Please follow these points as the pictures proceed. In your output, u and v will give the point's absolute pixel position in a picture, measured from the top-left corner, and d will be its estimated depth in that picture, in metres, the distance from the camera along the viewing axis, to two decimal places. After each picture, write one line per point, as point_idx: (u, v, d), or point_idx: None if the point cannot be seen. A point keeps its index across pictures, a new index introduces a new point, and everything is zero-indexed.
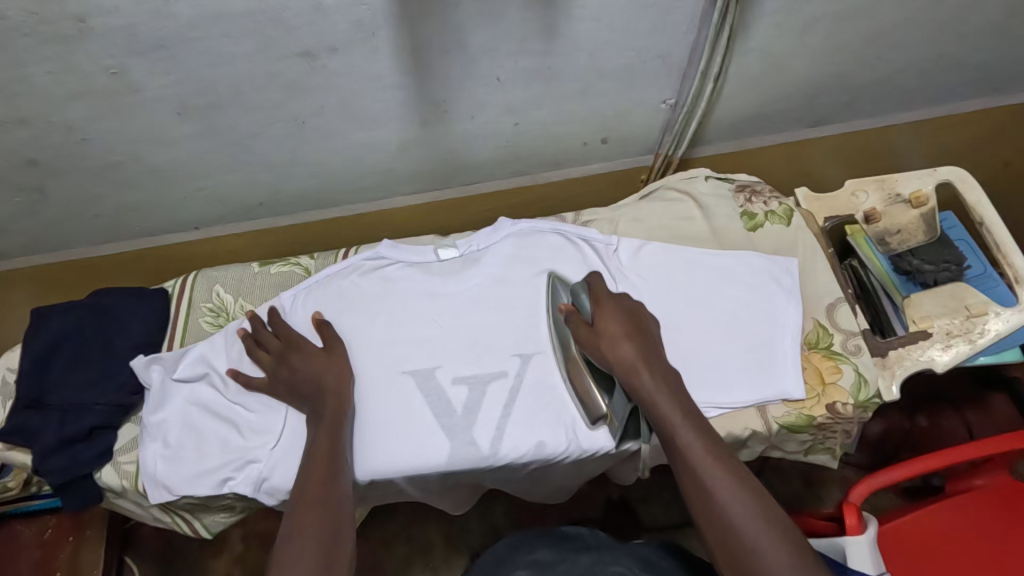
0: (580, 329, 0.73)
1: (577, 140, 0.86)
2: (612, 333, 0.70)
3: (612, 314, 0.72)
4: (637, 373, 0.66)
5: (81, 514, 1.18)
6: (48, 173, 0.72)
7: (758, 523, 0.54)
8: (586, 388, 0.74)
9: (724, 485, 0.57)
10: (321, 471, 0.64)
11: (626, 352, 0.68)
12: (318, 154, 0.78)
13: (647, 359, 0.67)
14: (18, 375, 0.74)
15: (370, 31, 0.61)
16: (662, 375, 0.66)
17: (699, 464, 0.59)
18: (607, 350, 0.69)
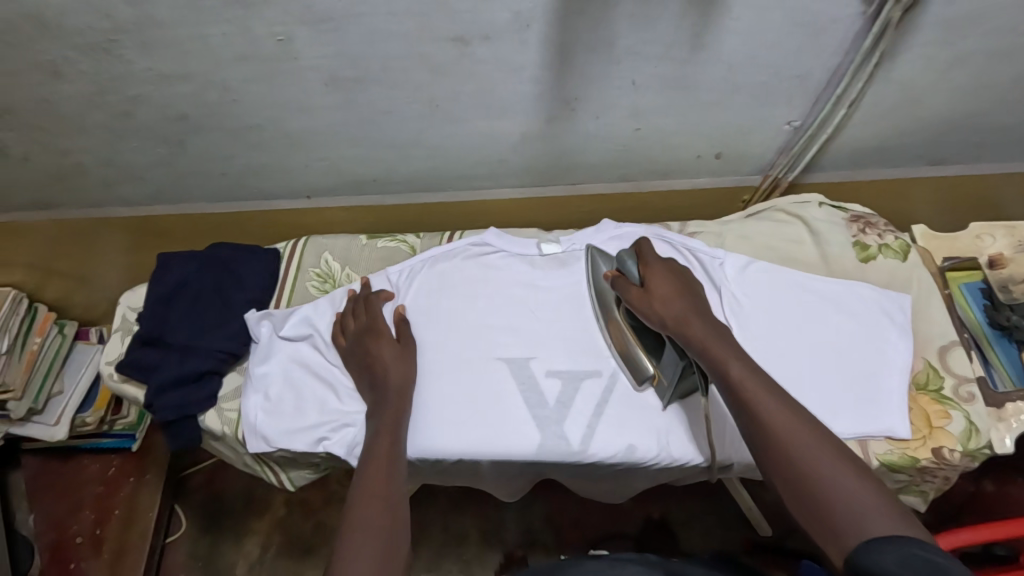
0: (628, 294, 0.71)
1: (692, 153, 0.86)
2: (660, 290, 0.68)
3: (662, 273, 0.70)
4: (688, 326, 0.65)
5: (144, 459, 1.44)
6: (192, 129, 0.75)
7: (821, 451, 0.51)
8: (634, 355, 0.75)
9: (785, 417, 0.54)
10: (378, 474, 0.64)
11: (677, 307, 0.66)
12: (442, 139, 0.79)
13: (698, 312, 0.66)
14: (142, 314, 0.79)
15: (526, 23, 0.62)
16: (711, 326, 0.64)
17: (758, 400, 0.56)
18: (655, 308, 0.68)
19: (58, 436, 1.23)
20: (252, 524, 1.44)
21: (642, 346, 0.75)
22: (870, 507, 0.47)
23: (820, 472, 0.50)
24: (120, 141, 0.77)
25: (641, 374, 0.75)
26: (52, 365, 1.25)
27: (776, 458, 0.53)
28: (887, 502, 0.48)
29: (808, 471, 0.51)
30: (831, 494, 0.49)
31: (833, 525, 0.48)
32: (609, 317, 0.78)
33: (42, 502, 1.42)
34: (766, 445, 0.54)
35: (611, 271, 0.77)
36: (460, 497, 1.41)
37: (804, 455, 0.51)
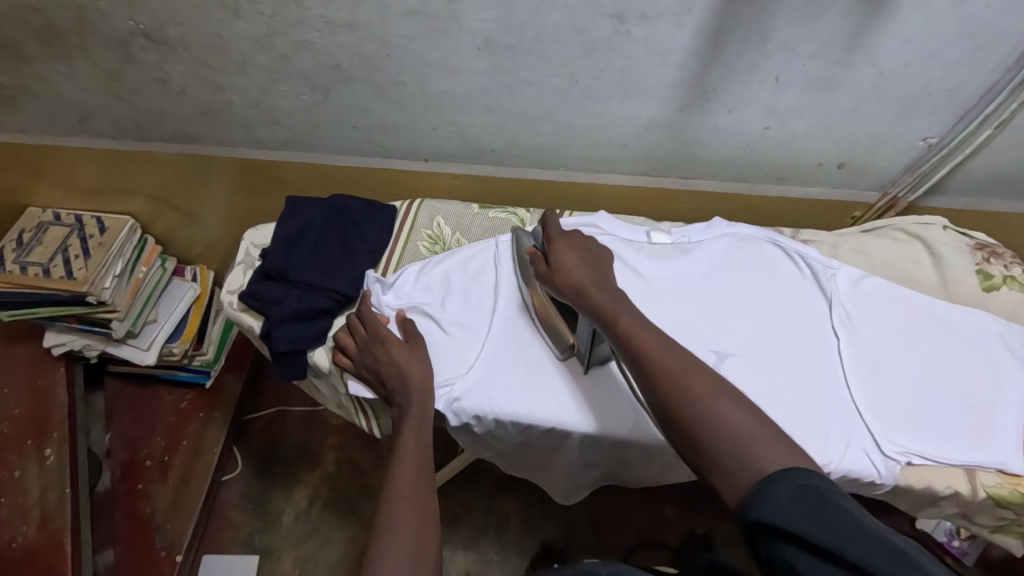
0: (540, 269, 0.73)
1: (814, 160, 0.85)
2: (565, 265, 0.70)
3: (569, 248, 0.72)
4: (587, 296, 0.66)
5: (215, 398, 1.48)
6: (342, 78, 0.79)
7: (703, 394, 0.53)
8: (551, 324, 0.76)
9: (668, 361, 0.56)
10: (412, 459, 0.66)
11: (579, 279, 0.68)
12: (571, 116, 0.81)
13: (597, 283, 0.67)
14: (268, 250, 0.84)
15: (687, 6, 0.63)
16: (609, 292, 0.66)
17: (651, 357, 0.57)
18: (557, 278, 0.70)
19: (147, 361, 1.29)
20: (303, 475, 1.49)
21: (558, 316, 0.76)
22: (757, 439, 0.50)
23: (709, 414, 0.52)
24: (273, 84, 0.82)
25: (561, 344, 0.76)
26: (151, 296, 1.30)
27: (671, 409, 0.54)
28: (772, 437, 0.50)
29: (698, 416, 0.52)
30: (722, 433, 0.50)
31: (726, 469, 0.49)
32: (531, 286, 0.79)
33: (119, 423, 1.45)
34: (660, 401, 0.55)
35: (529, 249, 0.78)
36: (506, 480, 1.43)
37: (698, 402, 0.53)
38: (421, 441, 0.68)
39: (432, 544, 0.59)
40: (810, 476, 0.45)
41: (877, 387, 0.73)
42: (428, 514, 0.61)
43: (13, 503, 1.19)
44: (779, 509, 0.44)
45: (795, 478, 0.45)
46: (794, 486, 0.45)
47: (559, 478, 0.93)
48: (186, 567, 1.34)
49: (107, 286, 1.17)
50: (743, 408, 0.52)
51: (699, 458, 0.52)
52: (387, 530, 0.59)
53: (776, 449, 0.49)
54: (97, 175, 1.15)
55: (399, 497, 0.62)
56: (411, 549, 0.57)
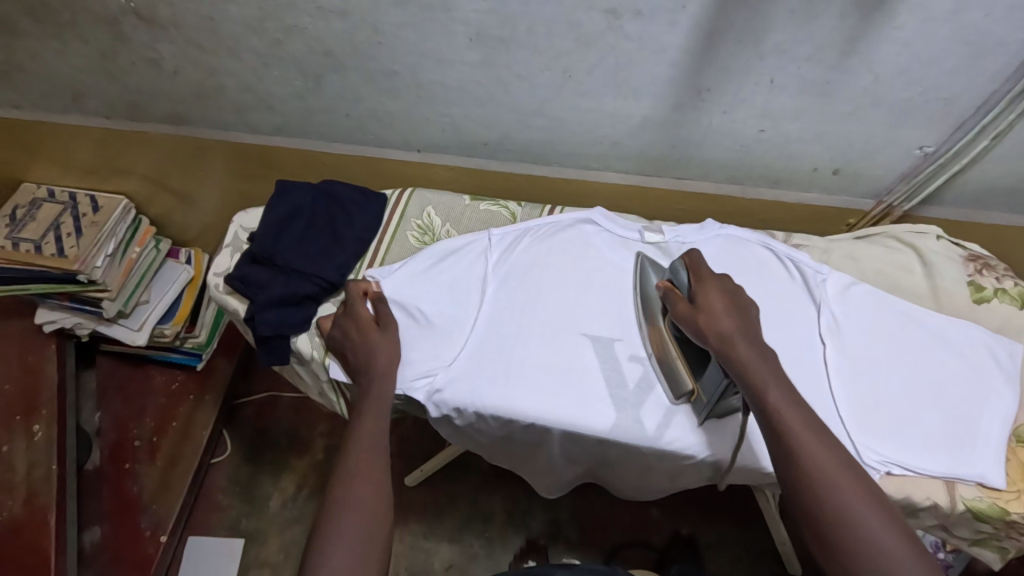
0: (679, 306, 0.70)
1: (810, 165, 0.84)
2: (712, 305, 0.67)
3: (718, 290, 0.69)
4: (733, 345, 0.63)
5: (206, 380, 1.48)
6: (334, 65, 0.79)
7: (861, 505, 0.52)
8: (672, 366, 0.73)
9: (825, 456, 0.55)
10: (369, 435, 0.66)
11: (726, 327, 0.65)
12: (564, 112, 0.81)
13: (745, 335, 0.64)
14: (256, 233, 0.83)
15: (682, 4, 0.62)
16: (758, 350, 0.63)
17: (799, 440, 0.56)
18: (699, 317, 0.67)
19: (138, 341, 1.28)
20: (290, 462, 1.49)
21: (682, 360, 0.73)
22: (895, 547, 0.50)
23: (857, 523, 0.52)
24: (264, 68, 0.82)
25: (679, 389, 0.73)
26: (144, 277, 1.29)
27: (811, 498, 0.54)
28: (918, 564, 0.49)
29: (840, 514, 0.52)
30: (858, 533, 0.51)
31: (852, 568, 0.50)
32: (652, 323, 0.77)
33: (109, 403, 1.46)
34: (796, 485, 0.55)
35: (662, 283, 0.75)
36: (494, 475, 1.43)
37: (838, 496, 0.53)
38: (378, 417, 0.68)
39: (380, 519, 0.58)
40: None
41: (861, 395, 0.73)
42: (383, 490, 0.61)
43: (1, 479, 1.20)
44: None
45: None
46: None
47: (540, 475, 0.93)
48: (171, 548, 1.34)
49: (98, 265, 1.17)
50: (892, 521, 0.52)
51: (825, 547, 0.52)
52: (340, 505, 0.58)
53: (911, 562, 0.49)
54: (92, 154, 1.14)
55: (355, 473, 0.61)
56: (360, 526, 0.57)
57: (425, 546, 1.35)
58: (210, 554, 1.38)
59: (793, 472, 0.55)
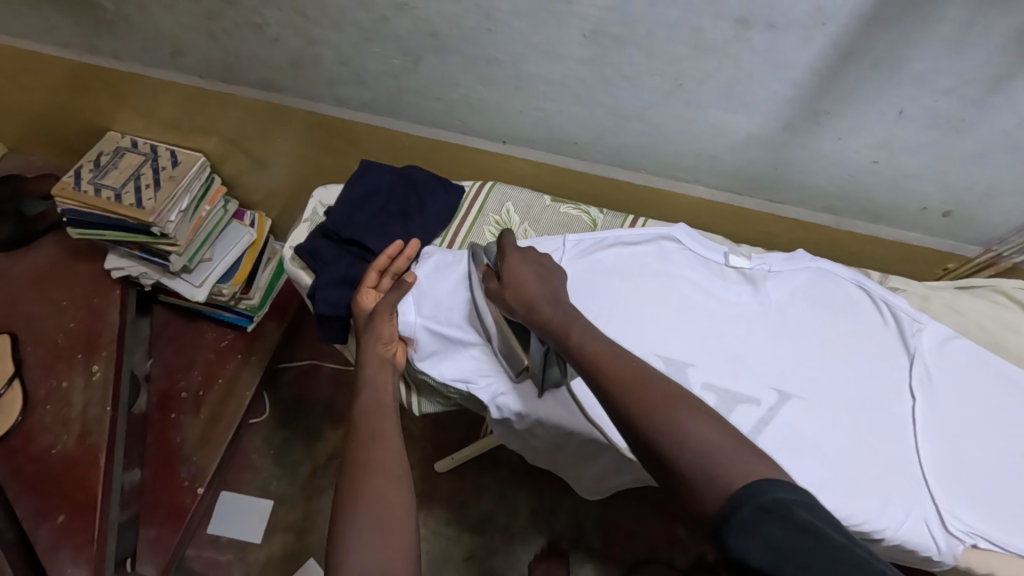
0: (490, 286, 0.71)
1: (918, 204, 0.79)
2: (520, 279, 0.69)
3: (522, 262, 0.71)
4: (538, 313, 0.67)
5: (254, 341, 1.51)
6: (437, 48, 0.77)
7: (671, 410, 0.54)
8: (506, 344, 0.73)
9: (626, 378, 0.58)
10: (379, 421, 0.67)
11: (531, 294, 0.68)
12: (665, 120, 0.78)
13: (549, 298, 0.68)
14: (332, 208, 0.83)
15: (823, 20, 0.58)
16: (563, 309, 0.67)
17: (603, 371, 0.60)
18: (508, 293, 0.69)
19: (198, 298, 1.31)
20: (324, 432, 1.51)
21: (512, 339, 0.72)
22: (726, 451, 0.50)
23: (669, 428, 0.53)
24: (365, 44, 0.81)
25: (515, 365, 0.73)
26: (210, 234, 1.32)
27: (639, 430, 0.54)
28: (732, 446, 0.51)
29: (669, 436, 0.52)
30: (691, 446, 0.51)
31: (696, 485, 0.49)
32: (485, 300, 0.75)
33: (160, 352, 1.50)
34: (627, 422, 0.56)
35: (482, 267, 0.75)
36: (521, 472, 1.42)
37: (660, 416, 0.54)
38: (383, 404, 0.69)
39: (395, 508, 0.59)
40: (777, 490, 0.45)
41: (952, 460, 0.68)
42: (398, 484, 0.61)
43: (58, 412, 1.26)
44: (757, 543, 0.43)
45: (760, 497, 0.45)
46: (757, 505, 0.45)
47: (588, 482, 0.90)
48: (205, 500, 1.38)
49: (171, 219, 1.19)
50: (702, 417, 0.54)
51: (670, 473, 0.52)
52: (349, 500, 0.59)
53: (739, 456, 0.50)
54: (176, 109, 1.16)
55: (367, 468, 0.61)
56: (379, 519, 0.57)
57: (446, 533, 1.35)
58: (240, 511, 1.41)
59: (623, 414, 0.56)
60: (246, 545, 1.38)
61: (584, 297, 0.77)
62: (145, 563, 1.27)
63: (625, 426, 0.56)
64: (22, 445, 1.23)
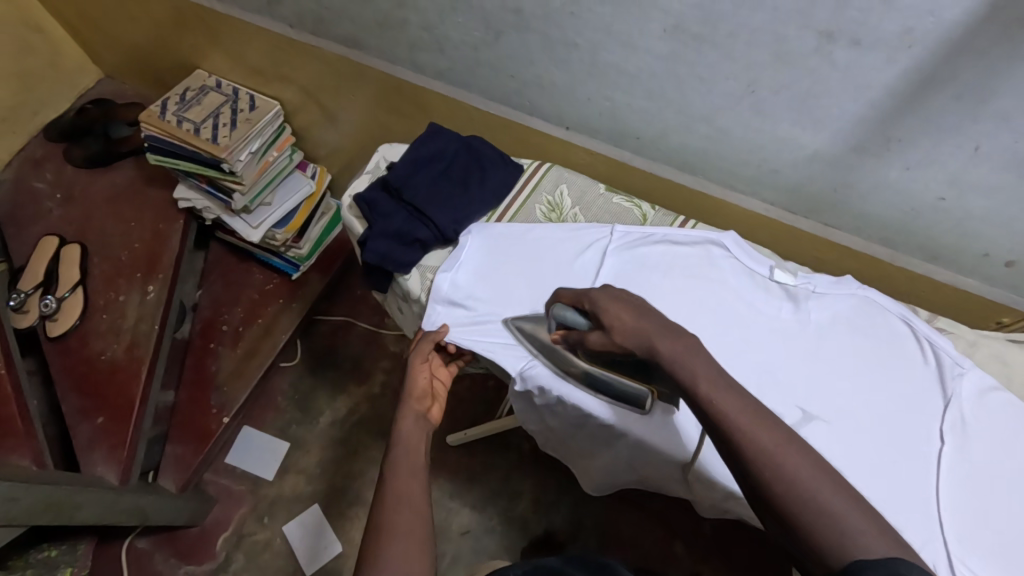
0: (592, 339, 0.64)
1: (981, 248, 0.77)
2: (620, 319, 0.60)
3: (611, 299, 0.62)
4: (654, 348, 0.56)
5: (296, 289, 1.57)
6: (519, 25, 0.79)
7: (795, 462, 0.47)
8: (620, 387, 0.72)
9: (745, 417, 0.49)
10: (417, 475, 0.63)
11: (639, 332, 0.58)
12: (732, 126, 0.78)
13: (664, 328, 0.57)
14: (395, 163, 0.85)
15: (910, 43, 0.58)
16: (682, 340, 0.56)
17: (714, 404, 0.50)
18: (616, 336, 0.60)
19: (253, 238, 1.37)
20: (348, 387, 1.56)
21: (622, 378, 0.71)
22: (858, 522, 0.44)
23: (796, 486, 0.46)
24: (451, 13, 0.84)
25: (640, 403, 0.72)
26: (274, 179, 1.37)
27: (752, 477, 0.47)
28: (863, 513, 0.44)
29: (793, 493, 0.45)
30: (818, 511, 0.44)
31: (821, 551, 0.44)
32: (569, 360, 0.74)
33: (210, 284, 1.57)
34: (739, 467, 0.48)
35: (557, 332, 0.71)
36: (531, 459, 1.44)
37: (765, 460, 0.47)
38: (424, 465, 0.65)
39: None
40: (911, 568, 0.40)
41: (975, 507, 0.66)
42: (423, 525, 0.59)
43: (113, 323, 1.35)
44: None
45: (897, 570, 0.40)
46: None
47: (594, 478, 0.91)
48: (229, 429, 1.45)
49: (241, 158, 1.24)
50: (831, 479, 0.46)
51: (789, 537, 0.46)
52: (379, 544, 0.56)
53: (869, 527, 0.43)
54: (264, 56, 1.22)
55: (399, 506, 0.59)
56: None
57: (448, 504, 1.38)
58: (258, 447, 1.48)
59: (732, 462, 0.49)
60: (259, 480, 1.45)
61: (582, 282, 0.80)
62: (166, 476, 1.35)
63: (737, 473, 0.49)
64: (77, 346, 1.32)
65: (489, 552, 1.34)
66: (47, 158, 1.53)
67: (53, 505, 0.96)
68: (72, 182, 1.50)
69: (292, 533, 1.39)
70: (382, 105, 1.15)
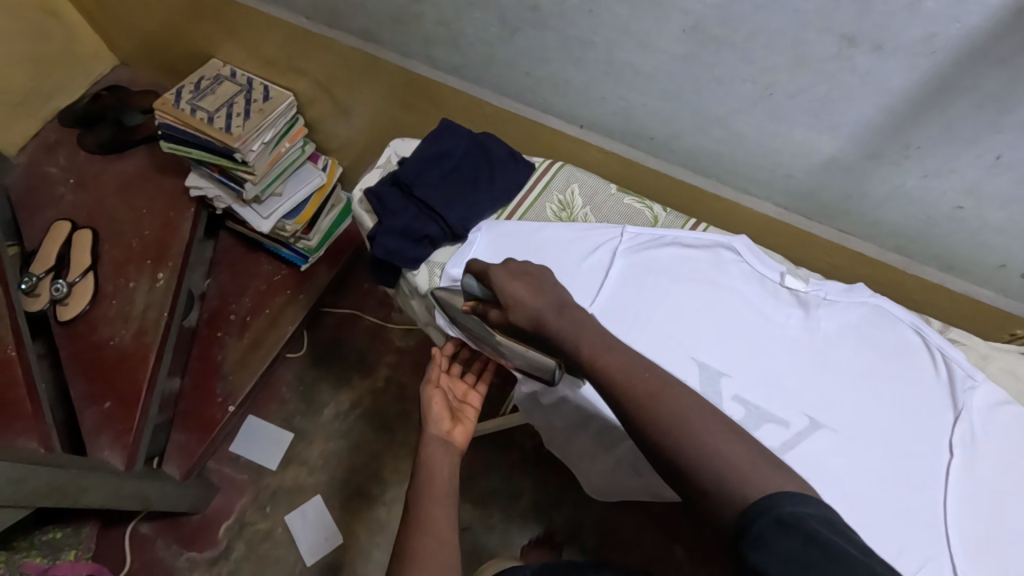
0: (492, 314, 0.73)
1: (997, 259, 0.76)
2: (516, 296, 0.69)
3: (513, 278, 0.71)
4: (543, 323, 0.67)
5: (304, 280, 1.57)
6: (536, 22, 0.79)
7: (688, 420, 0.54)
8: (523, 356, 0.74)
9: (639, 388, 0.58)
10: (439, 490, 0.68)
11: (532, 308, 0.68)
12: (750, 130, 0.77)
13: (556, 306, 0.68)
14: (406, 159, 0.85)
15: (933, 49, 0.57)
16: (567, 316, 0.67)
17: (614, 379, 0.60)
18: (508, 312, 0.70)
19: (263, 229, 1.37)
20: (352, 379, 1.57)
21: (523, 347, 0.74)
22: (744, 463, 0.50)
23: (689, 441, 0.52)
24: (467, 8, 0.83)
25: (542, 374, 0.73)
26: (285, 170, 1.38)
27: (656, 439, 0.54)
28: (749, 456, 0.51)
29: (685, 445, 0.52)
30: (706, 459, 0.51)
31: (716, 497, 0.49)
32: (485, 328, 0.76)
33: (218, 273, 1.58)
34: (642, 432, 0.56)
35: (466, 304, 0.77)
36: (532, 457, 1.44)
37: (664, 424, 0.54)
38: (448, 479, 0.70)
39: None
40: (794, 504, 0.46)
41: (980, 521, 0.66)
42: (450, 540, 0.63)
43: (122, 308, 1.36)
44: (776, 558, 0.43)
45: (776, 509, 0.45)
46: (773, 518, 0.45)
47: (597, 482, 0.90)
48: (234, 418, 1.45)
49: (253, 149, 1.24)
50: (722, 430, 0.53)
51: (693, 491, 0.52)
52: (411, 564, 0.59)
53: (758, 466, 0.50)
54: (278, 47, 1.22)
55: (424, 526, 0.63)
56: None
57: None
58: (262, 437, 1.49)
59: (640, 429, 0.56)
60: (262, 470, 1.46)
61: (592, 281, 0.79)
62: (170, 463, 1.36)
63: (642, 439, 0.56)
64: (85, 331, 1.33)
65: (487, 549, 1.34)
66: (60, 143, 1.54)
67: (57, 488, 0.97)
68: (85, 168, 1.51)
69: (294, 524, 1.40)
70: (396, 100, 1.15)
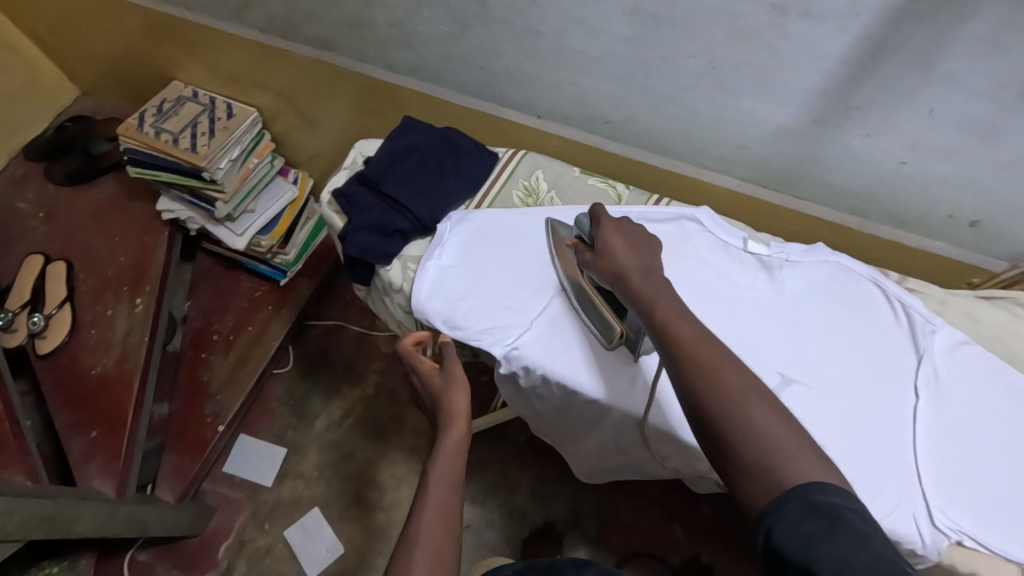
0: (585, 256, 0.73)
1: (945, 211, 0.79)
2: (612, 249, 0.69)
3: (615, 231, 0.71)
4: (626, 281, 0.66)
5: (285, 293, 1.57)
6: (484, 16, 0.81)
7: (743, 396, 0.51)
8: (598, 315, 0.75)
9: (699, 354, 0.55)
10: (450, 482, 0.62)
11: (622, 264, 0.68)
12: (699, 105, 0.79)
13: (643, 270, 0.66)
14: (372, 158, 0.87)
15: (859, 11, 0.60)
16: (652, 280, 0.65)
17: (677, 342, 0.57)
18: (601, 259, 0.70)
19: (238, 246, 1.37)
20: (342, 389, 1.57)
21: (604, 307, 0.75)
22: (790, 446, 0.47)
23: (739, 415, 0.50)
24: (417, 9, 0.85)
25: (609, 336, 0.74)
26: (256, 185, 1.38)
27: (705, 407, 0.51)
28: (801, 444, 0.48)
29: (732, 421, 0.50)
30: (761, 439, 0.48)
31: (751, 476, 0.47)
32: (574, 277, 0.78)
33: (199, 295, 1.58)
34: (691, 395, 0.53)
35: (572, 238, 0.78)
36: (527, 449, 1.45)
37: (716, 394, 0.51)
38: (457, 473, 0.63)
39: None
40: (832, 495, 0.43)
41: (951, 462, 0.68)
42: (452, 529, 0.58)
43: (102, 335, 1.35)
44: (796, 536, 0.41)
45: (813, 497, 0.43)
46: (810, 503, 0.43)
47: (585, 456, 0.92)
48: (225, 437, 1.45)
49: (221, 166, 1.24)
50: (776, 412, 0.50)
51: (727, 463, 0.49)
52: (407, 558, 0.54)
53: (811, 457, 0.46)
54: (238, 63, 1.23)
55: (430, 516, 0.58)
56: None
57: None
58: (256, 453, 1.49)
59: (689, 392, 0.53)
60: (258, 486, 1.46)
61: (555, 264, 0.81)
62: (164, 487, 1.35)
63: (689, 404, 0.53)
64: (67, 362, 1.32)
65: (488, 545, 1.35)
66: (28, 176, 1.53)
67: (48, 519, 0.96)
68: (55, 199, 1.50)
69: (293, 538, 1.40)
70: (359, 106, 1.16)
